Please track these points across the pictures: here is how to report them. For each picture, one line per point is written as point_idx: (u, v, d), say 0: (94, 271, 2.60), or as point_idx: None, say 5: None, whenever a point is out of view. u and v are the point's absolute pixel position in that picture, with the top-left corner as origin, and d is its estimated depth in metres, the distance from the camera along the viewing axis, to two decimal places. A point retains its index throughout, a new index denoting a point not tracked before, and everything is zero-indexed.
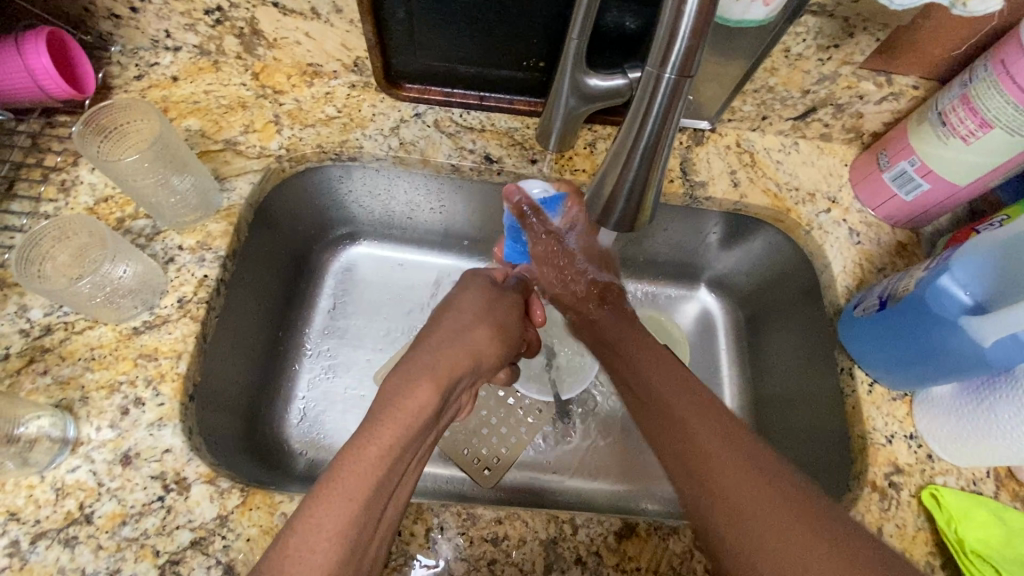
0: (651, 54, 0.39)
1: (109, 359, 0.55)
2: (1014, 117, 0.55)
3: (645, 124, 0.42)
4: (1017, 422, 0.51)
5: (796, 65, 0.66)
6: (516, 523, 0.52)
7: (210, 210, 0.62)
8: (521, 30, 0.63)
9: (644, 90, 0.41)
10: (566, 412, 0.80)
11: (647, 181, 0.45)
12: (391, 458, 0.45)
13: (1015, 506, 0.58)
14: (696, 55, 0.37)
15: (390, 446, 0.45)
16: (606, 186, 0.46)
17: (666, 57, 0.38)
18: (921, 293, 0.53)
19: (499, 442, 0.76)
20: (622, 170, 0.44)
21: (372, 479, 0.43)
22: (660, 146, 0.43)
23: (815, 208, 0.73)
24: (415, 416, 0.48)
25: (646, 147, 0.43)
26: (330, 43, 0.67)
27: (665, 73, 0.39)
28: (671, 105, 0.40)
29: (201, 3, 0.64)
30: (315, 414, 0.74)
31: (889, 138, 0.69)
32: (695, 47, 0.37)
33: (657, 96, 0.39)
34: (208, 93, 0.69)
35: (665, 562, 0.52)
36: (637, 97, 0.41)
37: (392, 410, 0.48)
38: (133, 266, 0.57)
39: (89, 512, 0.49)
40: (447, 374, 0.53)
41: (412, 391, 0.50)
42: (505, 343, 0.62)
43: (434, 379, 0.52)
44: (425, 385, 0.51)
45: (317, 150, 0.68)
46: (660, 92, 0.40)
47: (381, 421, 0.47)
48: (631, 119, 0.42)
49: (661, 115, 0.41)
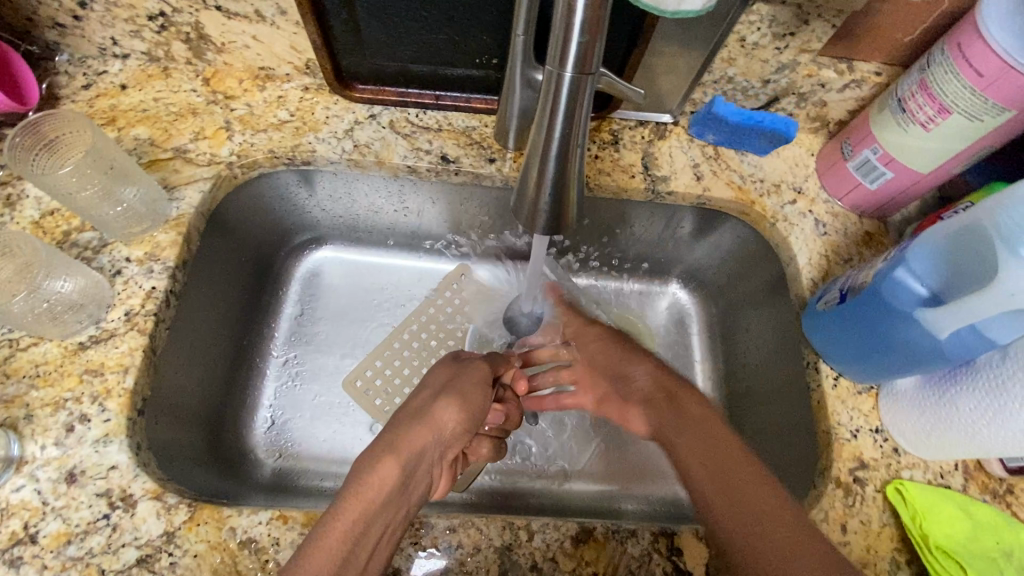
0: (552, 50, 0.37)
1: (55, 375, 0.54)
2: (971, 102, 0.53)
3: (554, 122, 0.40)
4: (978, 414, 0.50)
5: (753, 54, 0.65)
6: (470, 531, 0.51)
7: (157, 220, 0.61)
8: (470, 28, 0.61)
9: (548, 88, 0.39)
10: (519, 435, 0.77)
11: (566, 180, 0.43)
12: (375, 512, 0.44)
13: (983, 498, 0.57)
14: (595, 47, 0.35)
15: (377, 497, 0.45)
16: (529, 189, 0.44)
17: (564, 52, 0.36)
18: (877, 286, 0.52)
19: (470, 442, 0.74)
20: (540, 172, 0.42)
21: (355, 528, 0.42)
22: (573, 144, 0.41)
23: (780, 200, 0.71)
24: (377, 495, 0.44)
25: (558, 146, 0.41)
26: (279, 46, 0.66)
27: (566, 70, 0.37)
28: (577, 101, 0.38)
29: (143, 9, 0.62)
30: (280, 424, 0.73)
31: (852, 127, 0.68)
32: (593, 41, 0.35)
33: (560, 92, 0.37)
34: (157, 101, 0.68)
35: (621, 565, 0.51)
36: (544, 96, 0.39)
37: (386, 461, 0.47)
38: (74, 279, 0.56)
39: (33, 532, 0.48)
40: (429, 444, 0.51)
41: (405, 439, 0.50)
42: (474, 415, 0.56)
43: (420, 428, 0.51)
44: (426, 432, 0.51)
45: (270, 155, 0.67)
46: (564, 90, 0.38)
47: (375, 469, 0.46)
48: (540, 118, 0.41)
49: (568, 110, 0.39)
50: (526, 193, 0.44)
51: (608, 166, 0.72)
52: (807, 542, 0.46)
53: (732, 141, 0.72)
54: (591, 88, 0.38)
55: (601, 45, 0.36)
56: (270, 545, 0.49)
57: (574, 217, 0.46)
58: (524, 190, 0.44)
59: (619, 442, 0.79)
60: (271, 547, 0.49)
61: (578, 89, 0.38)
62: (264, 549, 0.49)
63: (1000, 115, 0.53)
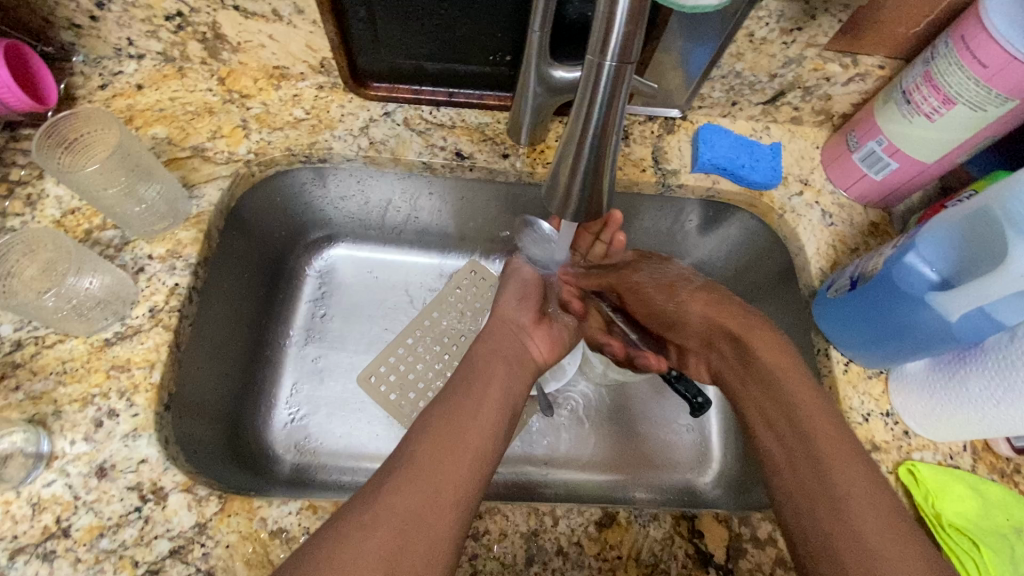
0: (591, 42, 0.38)
1: (82, 372, 0.54)
2: (976, 93, 0.55)
3: (591, 113, 0.41)
4: (988, 395, 0.52)
5: (760, 49, 0.66)
6: (496, 517, 0.52)
7: (178, 217, 0.62)
8: (485, 25, 0.62)
9: (586, 80, 0.40)
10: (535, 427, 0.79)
11: (601, 171, 0.44)
12: (441, 445, 0.48)
13: (992, 477, 0.59)
14: (635, 41, 0.36)
15: (450, 435, 0.49)
16: (560, 181, 0.45)
17: (605, 43, 0.37)
18: (888, 272, 0.54)
19: None
20: (574, 162, 0.43)
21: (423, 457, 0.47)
22: (609, 135, 0.42)
23: (787, 192, 0.73)
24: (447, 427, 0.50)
25: (593, 138, 0.42)
26: (295, 44, 0.67)
27: (605, 61, 0.38)
28: (615, 91, 0.39)
29: (161, 9, 0.63)
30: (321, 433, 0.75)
31: (857, 119, 0.69)
32: (631, 35, 0.36)
33: (599, 83, 0.38)
34: (174, 100, 0.69)
35: (644, 549, 0.52)
36: (580, 89, 0.40)
37: (439, 427, 0.50)
38: (101, 277, 0.56)
39: (66, 526, 0.49)
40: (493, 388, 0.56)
41: (466, 384, 0.55)
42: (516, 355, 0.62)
43: (475, 372, 0.57)
44: (485, 377, 0.57)
45: (287, 153, 0.68)
46: (602, 81, 0.39)
47: (450, 413, 0.51)
48: (576, 110, 0.41)
49: (605, 101, 0.40)
50: (559, 185, 0.45)
51: (619, 160, 0.73)
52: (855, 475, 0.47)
53: (738, 161, 0.72)
54: (629, 80, 0.39)
55: (640, 39, 0.37)
56: (301, 534, 0.50)
57: (604, 207, 0.47)
58: (555, 181, 0.45)
59: (631, 432, 0.80)
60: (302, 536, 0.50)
61: (614, 82, 0.39)
62: (296, 538, 0.50)
63: (1003, 105, 0.55)
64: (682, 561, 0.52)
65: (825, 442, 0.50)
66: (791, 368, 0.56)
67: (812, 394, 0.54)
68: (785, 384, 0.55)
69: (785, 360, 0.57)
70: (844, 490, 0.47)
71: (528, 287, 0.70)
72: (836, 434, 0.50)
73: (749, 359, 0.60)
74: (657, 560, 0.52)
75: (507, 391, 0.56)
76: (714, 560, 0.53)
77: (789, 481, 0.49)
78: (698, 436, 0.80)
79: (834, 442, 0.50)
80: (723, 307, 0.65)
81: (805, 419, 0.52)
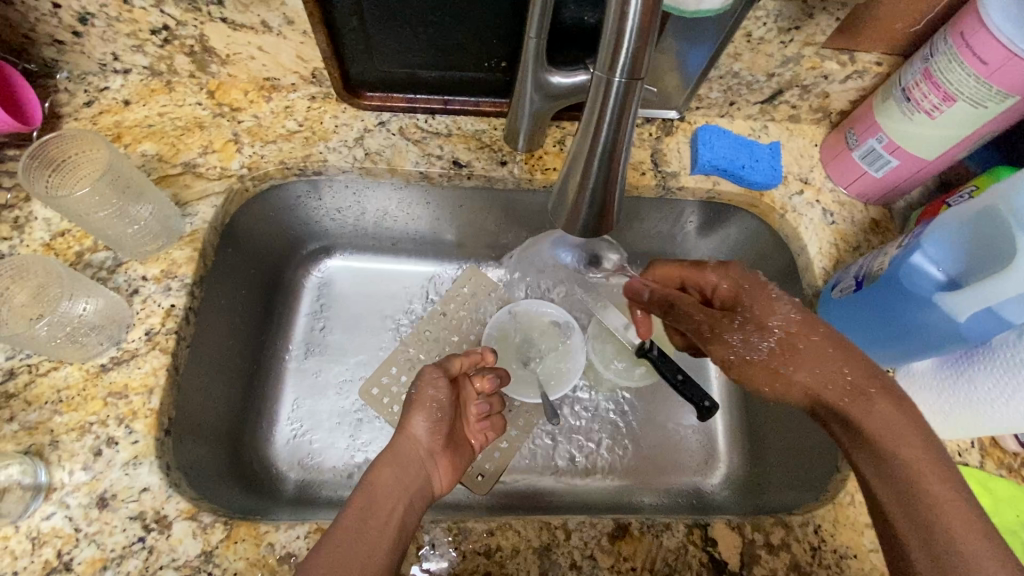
0: (598, 58, 0.37)
1: (78, 400, 0.53)
2: (977, 90, 0.55)
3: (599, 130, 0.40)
4: (996, 394, 0.52)
5: (758, 49, 0.65)
6: (508, 533, 0.52)
7: (172, 236, 0.60)
8: (480, 31, 0.61)
9: (593, 96, 0.39)
10: (541, 434, 0.79)
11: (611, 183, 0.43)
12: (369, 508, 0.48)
13: (1001, 472, 0.59)
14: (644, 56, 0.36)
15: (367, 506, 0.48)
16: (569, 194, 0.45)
17: (613, 61, 0.36)
18: (894, 272, 0.54)
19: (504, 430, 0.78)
20: (583, 178, 0.43)
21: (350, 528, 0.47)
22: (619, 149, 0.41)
23: (787, 191, 0.72)
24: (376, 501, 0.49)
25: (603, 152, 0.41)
26: (285, 55, 0.65)
27: (613, 78, 0.37)
28: (625, 108, 0.38)
29: (147, 23, 0.61)
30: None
31: (856, 116, 0.69)
32: (641, 50, 0.35)
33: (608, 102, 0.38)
34: (162, 115, 0.67)
35: (659, 559, 0.52)
36: (588, 102, 0.39)
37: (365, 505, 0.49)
38: (94, 301, 0.55)
39: (68, 559, 0.48)
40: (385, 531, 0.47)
41: (355, 525, 0.47)
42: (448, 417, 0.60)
43: (370, 506, 0.49)
44: (386, 510, 0.49)
45: (280, 166, 0.67)
46: (610, 98, 0.38)
47: (337, 569, 0.43)
48: (585, 125, 0.41)
49: (614, 117, 0.39)
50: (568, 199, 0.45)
51: None
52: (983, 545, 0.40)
53: (738, 162, 0.72)
54: (637, 96, 0.39)
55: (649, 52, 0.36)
56: None
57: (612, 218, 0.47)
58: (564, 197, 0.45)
59: (636, 435, 0.80)
60: None
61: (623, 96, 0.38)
62: None
63: (1004, 101, 0.54)
64: (696, 570, 0.52)
65: (957, 501, 0.43)
66: (902, 429, 0.46)
67: (932, 459, 0.44)
68: (912, 445, 0.45)
69: (898, 419, 0.46)
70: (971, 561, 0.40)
71: (442, 404, 0.59)
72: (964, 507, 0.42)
73: (852, 407, 0.48)
74: (672, 571, 0.52)
75: (431, 458, 0.56)
76: (729, 568, 0.52)
77: (928, 571, 0.41)
78: (704, 438, 0.79)
79: (954, 502, 0.43)
80: (819, 344, 0.51)
81: (930, 494, 0.43)
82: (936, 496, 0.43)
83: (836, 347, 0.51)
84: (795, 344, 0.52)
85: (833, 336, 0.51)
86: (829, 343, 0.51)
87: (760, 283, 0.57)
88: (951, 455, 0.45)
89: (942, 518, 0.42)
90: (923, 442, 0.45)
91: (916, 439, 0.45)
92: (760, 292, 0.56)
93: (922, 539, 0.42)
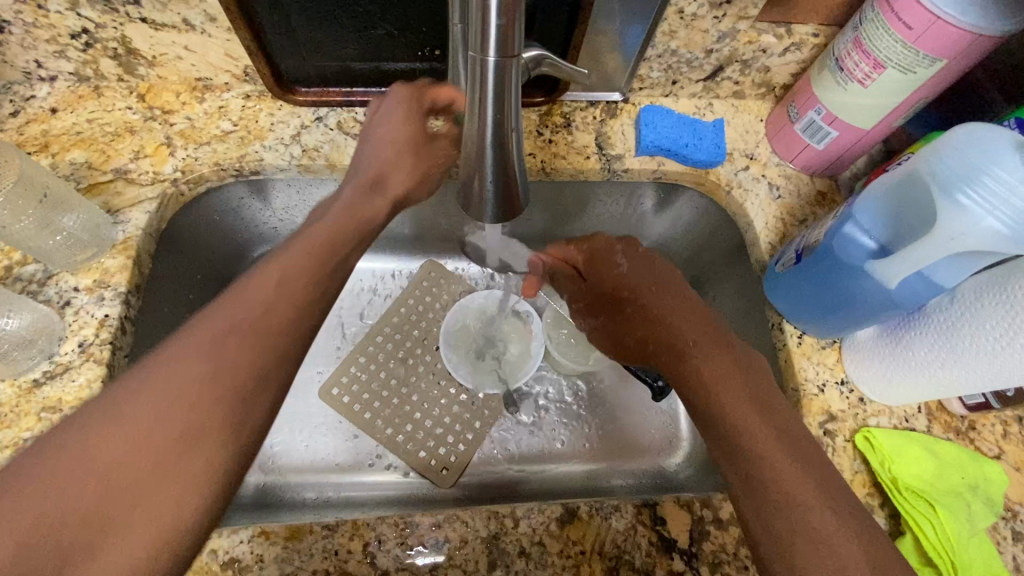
0: (472, 34, 0.33)
1: (11, 417, 0.52)
2: (904, 56, 0.55)
3: (484, 114, 0.35)
4: (934, 358, 0.52)
5: (692, 26, 0.65)
6: (455, 525, 0.51)
7: (104, 245, 0.59)
8: (408, 20, 0.60)
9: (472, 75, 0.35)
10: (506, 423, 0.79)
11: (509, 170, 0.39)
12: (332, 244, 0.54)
13: (947, 436, 0.59)
14: (513, 32, 0.31)
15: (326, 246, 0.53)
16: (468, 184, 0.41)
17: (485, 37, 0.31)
18: (829, 242, 0.54)
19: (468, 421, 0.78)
20: (478, 167, 0.39)
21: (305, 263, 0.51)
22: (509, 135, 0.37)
23: (733, 167, 0.72)
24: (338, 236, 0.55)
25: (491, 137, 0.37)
26: (213, 54, 0.64)
27: (486, 58, 0.32)
28: (505, 89, 0.34)
29: (64, 27, 0.60)
30: (287, 477, 0.74)
31: (796, 90, 0.69)
32: (510, 24, 0.31)
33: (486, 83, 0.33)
34: (92, 122, 0.65)
35: (608, 541, 0.52)
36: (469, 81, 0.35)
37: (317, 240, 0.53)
38: (20, 315, 0.54)
39: None
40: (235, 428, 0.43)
41: (195, 393, 0.41)
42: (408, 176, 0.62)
43: (288, 284, 0.49)
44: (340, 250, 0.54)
45: (216, 168, 0.65)
46: (487, 77, 0.34)
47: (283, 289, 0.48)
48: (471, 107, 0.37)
49: (495, 99, 0.34)
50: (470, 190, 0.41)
51: (563, 149, 0.72)
52: (790, 468, 0.45)
53: (681, 141, 0.71)
54: (518, 73, 0.34)
55: (521, 26, 0.31)
56: (254, 563, 0.49)
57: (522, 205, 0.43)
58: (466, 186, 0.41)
59: (599, 420, 0.80)
60: (254, 565, 0.49)
61: (502, 77, 0.33)
62: (248, 568, 0.49)
63: (932, 66, 0.54)
64: (645, 549, 0.52)
65: (767, 429, 0.48)
66: (719, 374, 0.53)
67: (751, 406, 0.50)
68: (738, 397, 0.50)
69: (725, 368, 0.53)
70: (784, 485, 0.44)
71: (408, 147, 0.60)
72: (779, 440, 0.47)
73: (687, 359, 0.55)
74: (621, 552, 0.52)
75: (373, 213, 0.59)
76: (678, 546, 0.53)
77: (749, 499, 0.45)
78: (665, 419, 0.80)
79: (769, 436, 0.47)
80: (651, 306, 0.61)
81: (745, 430, 0.48)
82: (754, 430, 0.48)
83: (679, 308, 0.59)
84: (658, 312, 0.60)
85: (665, 294, 0.61)
86: (664, 304, 0.60)
87: (613, 253, 0.66)
88: (772, 398, 0.51)
89: (754, 449, 0.47)
90: (743, 388, 0.51)
91: (737, 384, 0.51)
92: (643, 269, 0.63)
93: (740, 472, 0.47)
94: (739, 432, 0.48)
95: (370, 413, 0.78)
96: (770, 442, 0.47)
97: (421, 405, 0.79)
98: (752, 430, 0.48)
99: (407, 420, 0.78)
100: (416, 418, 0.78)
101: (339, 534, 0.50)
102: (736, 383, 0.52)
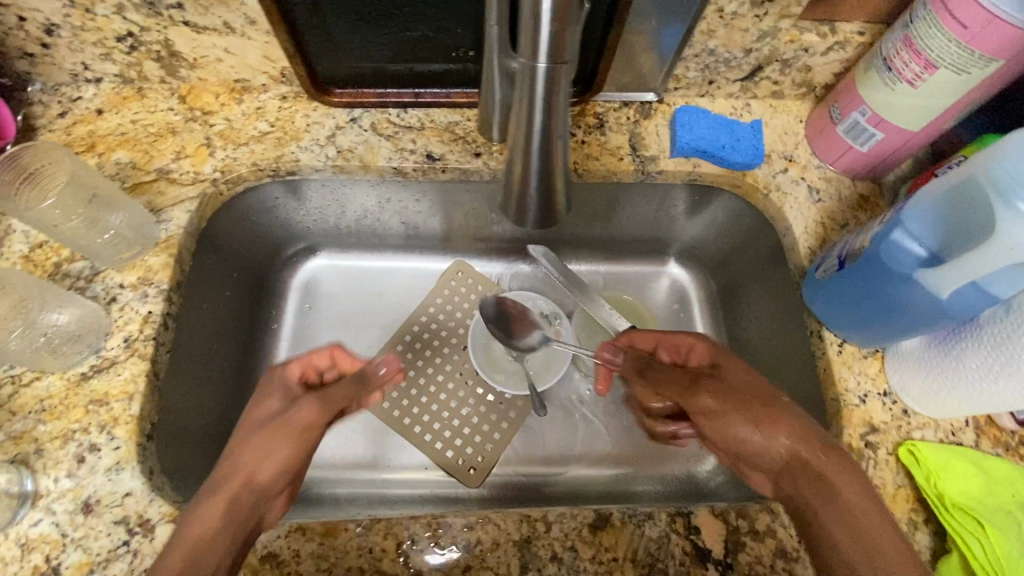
0: (521, 43, 0.37)
1: (60, 409, 0.54)
2: (957, 56, 0.53)
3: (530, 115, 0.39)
4: (985, 371, 0.50)
5: (732, 25, 0.63)
6: (488, 527, 0.51)
7: (147, 243, 0.61)
8: (443, 21, 0.60)
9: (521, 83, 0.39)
10: (536, 422, 0.79)
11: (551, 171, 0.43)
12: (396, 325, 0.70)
13: (997, 452, 0.57)
14: (566, 38, 0.35)
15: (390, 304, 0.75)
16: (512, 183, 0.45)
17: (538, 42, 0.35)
18: (874, 249, 0.52)
19: (495, 423, 0.78)
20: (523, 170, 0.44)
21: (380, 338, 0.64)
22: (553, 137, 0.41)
23: (771, 169, 0.71)
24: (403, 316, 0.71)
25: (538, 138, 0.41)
26: (251, 56, 0.65)
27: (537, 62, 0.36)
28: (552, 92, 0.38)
29: (111, 30, 0.61)
30: (312, 474, 0.74)
31: (838, 90, 0.67)
32: (562, 28, 0.35)
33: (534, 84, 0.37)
34: (135, 123, 0.67)
35: (641, 548, 0.51)
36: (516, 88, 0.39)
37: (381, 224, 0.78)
38: (70, 310, 0.56)
39: (55, 564, 0.49)
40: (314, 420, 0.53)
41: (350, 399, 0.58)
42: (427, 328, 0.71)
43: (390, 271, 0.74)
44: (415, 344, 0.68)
45: (254, 168, 0.67)
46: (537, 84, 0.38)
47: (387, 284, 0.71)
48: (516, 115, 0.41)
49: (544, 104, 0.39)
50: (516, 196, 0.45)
51: (596, 150, 0.71)
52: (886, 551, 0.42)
53: (718, 142, 0.70)
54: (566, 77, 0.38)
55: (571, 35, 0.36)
56: (291, 558, 0.50)
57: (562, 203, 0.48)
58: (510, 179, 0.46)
59: (626, 428, 0.79)
60: (291, 560, 0.50)
61: (551, 83, 0.37)
62: (286, 562, 0.50)
63: (987, 66, 0.52)
64: (680, 558, 0.51)
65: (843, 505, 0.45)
66: (819, 467, 0.48)
67: (811, 474, 0.48)
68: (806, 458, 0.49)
69: (794, 427, 0.51)
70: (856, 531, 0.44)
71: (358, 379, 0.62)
72: (845, 476, 0.47)
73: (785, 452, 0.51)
74: (655, 560, 0.51)
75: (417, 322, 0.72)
76: (713, 556, 0.52)
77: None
78: None
79: (858, 509, 0.45)
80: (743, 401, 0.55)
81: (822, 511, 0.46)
82: (827, 485, 0.47)
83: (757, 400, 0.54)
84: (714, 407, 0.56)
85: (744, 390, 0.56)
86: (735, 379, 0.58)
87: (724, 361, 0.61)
88: (843, 463, 0.48)
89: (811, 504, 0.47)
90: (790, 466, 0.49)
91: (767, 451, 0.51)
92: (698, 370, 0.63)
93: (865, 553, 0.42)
94: (807, 475, 0.48)
95: (399, 411, 0.79)
96: (846, 513, 0.45)
97: (450, 404, 0.79)
98: (853, 518, 0.44)
99: (436, 419, 0.78)
100: (445, 417, 0.78)
101: (374, 532, 0.51)
102: (823, 472, 0.48)
